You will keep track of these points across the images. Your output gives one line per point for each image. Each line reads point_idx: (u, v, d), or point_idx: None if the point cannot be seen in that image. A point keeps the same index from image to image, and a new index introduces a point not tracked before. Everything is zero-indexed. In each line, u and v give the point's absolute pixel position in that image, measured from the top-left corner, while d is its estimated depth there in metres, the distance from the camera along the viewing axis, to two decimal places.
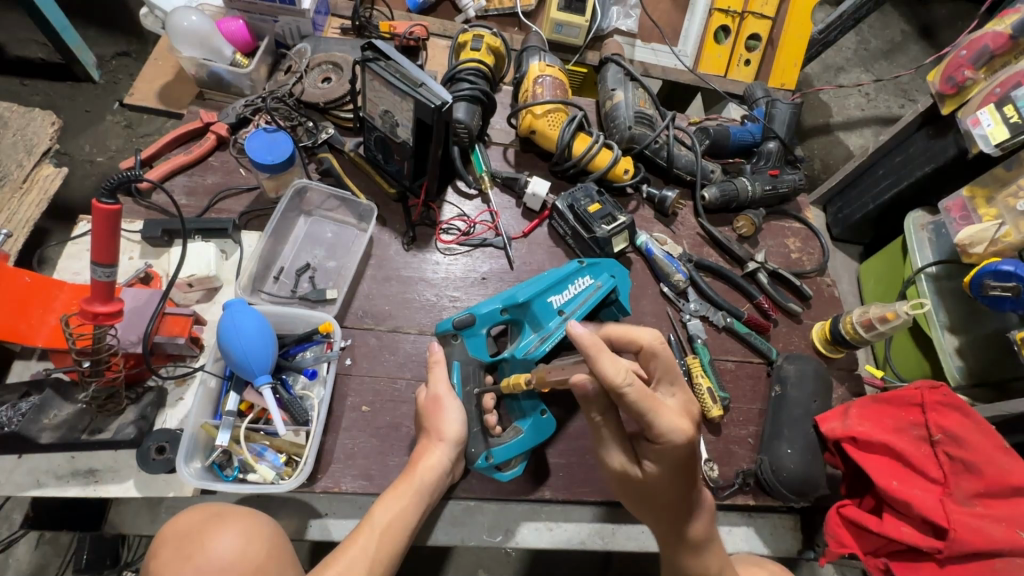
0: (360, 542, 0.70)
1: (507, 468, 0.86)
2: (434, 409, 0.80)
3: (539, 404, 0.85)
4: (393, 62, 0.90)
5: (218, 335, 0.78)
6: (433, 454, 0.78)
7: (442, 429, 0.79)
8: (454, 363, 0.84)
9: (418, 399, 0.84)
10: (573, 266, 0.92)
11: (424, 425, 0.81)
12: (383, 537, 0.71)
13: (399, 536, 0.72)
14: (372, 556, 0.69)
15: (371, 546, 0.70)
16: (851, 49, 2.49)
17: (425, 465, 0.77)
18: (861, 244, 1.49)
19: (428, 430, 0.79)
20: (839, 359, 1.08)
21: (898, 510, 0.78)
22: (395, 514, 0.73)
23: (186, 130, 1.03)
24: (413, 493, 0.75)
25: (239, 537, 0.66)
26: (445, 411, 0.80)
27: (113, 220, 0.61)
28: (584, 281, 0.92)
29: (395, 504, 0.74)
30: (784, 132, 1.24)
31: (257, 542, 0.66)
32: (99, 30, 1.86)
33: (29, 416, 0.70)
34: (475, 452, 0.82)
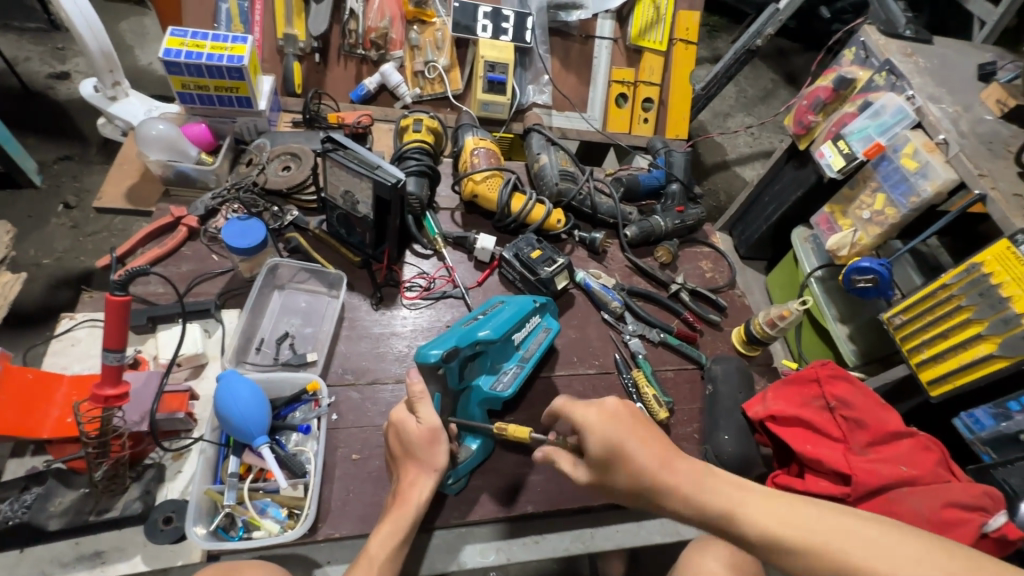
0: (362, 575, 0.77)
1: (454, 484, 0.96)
2: (426, 440, 0.85)
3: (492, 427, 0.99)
4: (350, 150, 1.05)
5: (215, 404, 0.86)
6: (422, 485, 0.84)
7: (435, 460, 0.85)
8: (435, 395, 0.91)
9: (403, 428, 0.87)
10: (529, 304, 1.06)
11: (414, 454, 0.85)
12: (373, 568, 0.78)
13: (395, 561, 0.80)
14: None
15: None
16: (734, 98, 2.93)
17: (410, 502, 0.83)
18: (765, 259, 1.77)
19: (413, 458, 0.85)
20: (757, 356, 1.28)
21: (816, 469, 0.94)
22: (390, 548, 0.80)
23: (157, 226, 1.11)
24: (399, 529, 0.81)
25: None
26: (439, 445, 0.86)
27: (123, 310, 0.70)
28: (535, 320, 1.09)
29: (386, 535, 0.81)
30: (683, 175, 1.51)
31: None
32: (39, 138, 1.91)
33: (36, 506, 0.74)
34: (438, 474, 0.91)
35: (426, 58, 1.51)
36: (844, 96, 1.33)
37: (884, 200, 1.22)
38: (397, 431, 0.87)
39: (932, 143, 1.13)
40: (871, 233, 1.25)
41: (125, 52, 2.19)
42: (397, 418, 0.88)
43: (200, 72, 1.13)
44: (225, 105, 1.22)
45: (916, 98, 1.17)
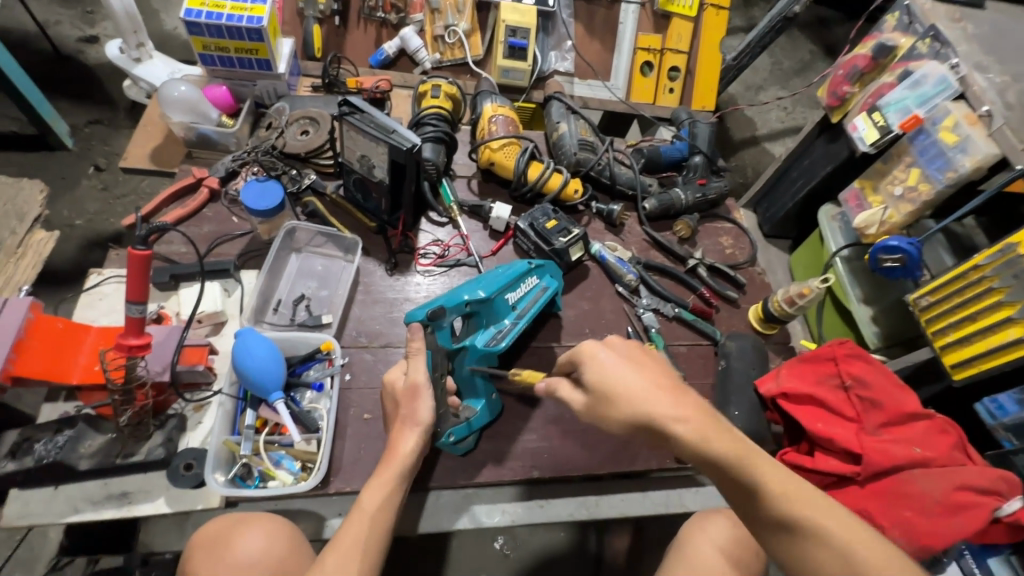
0: (354, 526, 0.77)
1: (461, 443, 0.98)
2: (411, 395, 0.88)
3: (492, 388, 0.99)
4: (367, 114, 1.05)
5: (233, 359, 0.88)
6: (408, 438, 0.86)
7: (418, 416, 0.87)
8: (427, 355, 0.90)
9: (394, 385, 0.91)
10: (524, 265, 1.05)
11: (400, 409, 0.88)
12: (373, 522, 0.78)
13: (387, 512, 0.80)
14: (370, 531, 0.78)
15: (367, 528, 0.77)
16: (767, 70, 2.81)
17: (401, 454, 0.85)
18: (789, 238, 1.73)
19: (409, 416, 0.87)
20: (774, 335, 1.25)
21: (825, 447, 0.93)
22: (385, 500, 0.81)
23: (180, 186, 1.14)
24: (391, 481, 0.82)
25: (262, 537, 0.77)
26: (422, 400, 0.87)
27: (144, 264, 0.73)
28: (532, 280, 1.07)
29: (382, 487, 0.82)
30: (707, 147, 1.45)
31: (278, 541, 0.77)
32: (70, 101, 1.95)
33: (67, 448, 0.79)
34: (442, 431, 0.92)
35: (446, 22, 1.48)
36: (883, 65, 1.27)
37: (917, 175, 1.16)
38: (388, 390, 0.91)
39: (975, 116, 1.07)
40: (902, 211, 1.21)
41: (151, 16, 2.21)
42: (392, 378, 0.92)
43: (221, 33, 1.14)
44: (244, 67, 1.23)
45: (960, 67, 1.09)
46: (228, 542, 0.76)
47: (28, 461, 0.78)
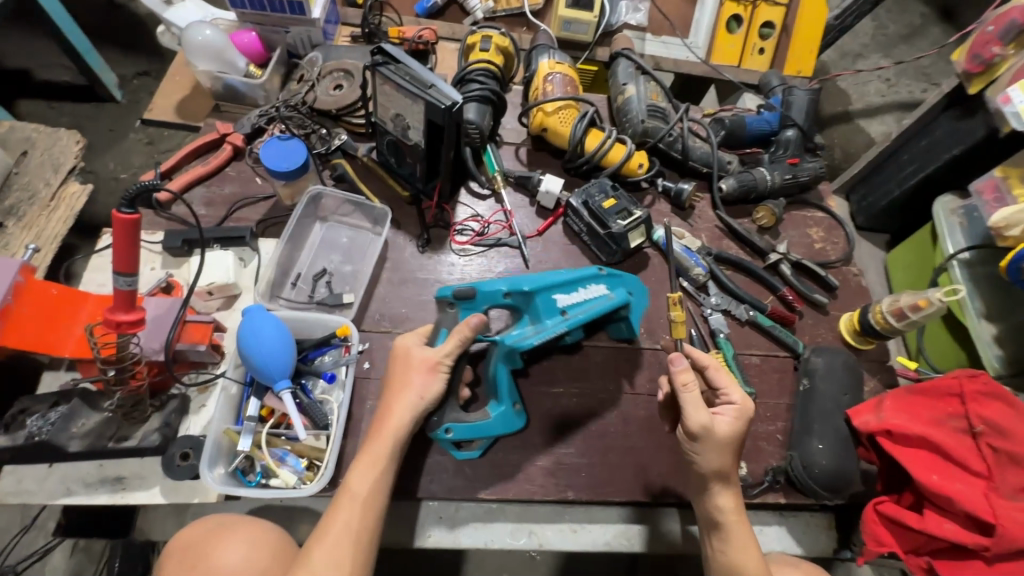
0: (343, 515, 0.69)
1: (466, 448, 0.86)
2: (417, 367, 0.77)
3: (515, 397, 0.84)
4: (403, 64, 0.90)
5: (238, 341, 0.79)
6: (404, 413, 0.75)
7: (418, 388, 0.76)
8: (442, 330, 0.81)
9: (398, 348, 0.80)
10: (590, 270, 0.83)
11: (400, 378, 0.78)
12: (364, 509, 0.70)
13: (380, 497, 0.72)
14: (359, 522, 0.69)
15: (356, 518, 0.69)
16: (870, 34, 2.44)
17: (387, 434, 0.74)
18: (888, 232, 1.49)
19: (404, 385, 0.77)
20: (869, 351, 1.05)
21: (940, 506, 0.74)
22: (376, 482, 0.72)
23: (202, 142, 1.04)
24: (380, 464, 0.72)
25: (245, 546, 0.70)
26: (418, 372, 0.77)
27: (133, 229, 0.63)
28: (598, 289, 0.83)
29: (375, 466, 0.73)
30: (803, 119, 1.20)
31: (261, 548, 0.71)
32: (121, 51, 1.92)
33: (59, 425, 0.72)
34: (436, 424, 0.81)
35: None
36: None
37: None
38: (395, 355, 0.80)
39: None
40: None
41: None
42: (405, 344, 0.80)
43: None
44: (276, 10, 1.10)
45: None
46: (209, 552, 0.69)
47: (19, 436, 0.72)
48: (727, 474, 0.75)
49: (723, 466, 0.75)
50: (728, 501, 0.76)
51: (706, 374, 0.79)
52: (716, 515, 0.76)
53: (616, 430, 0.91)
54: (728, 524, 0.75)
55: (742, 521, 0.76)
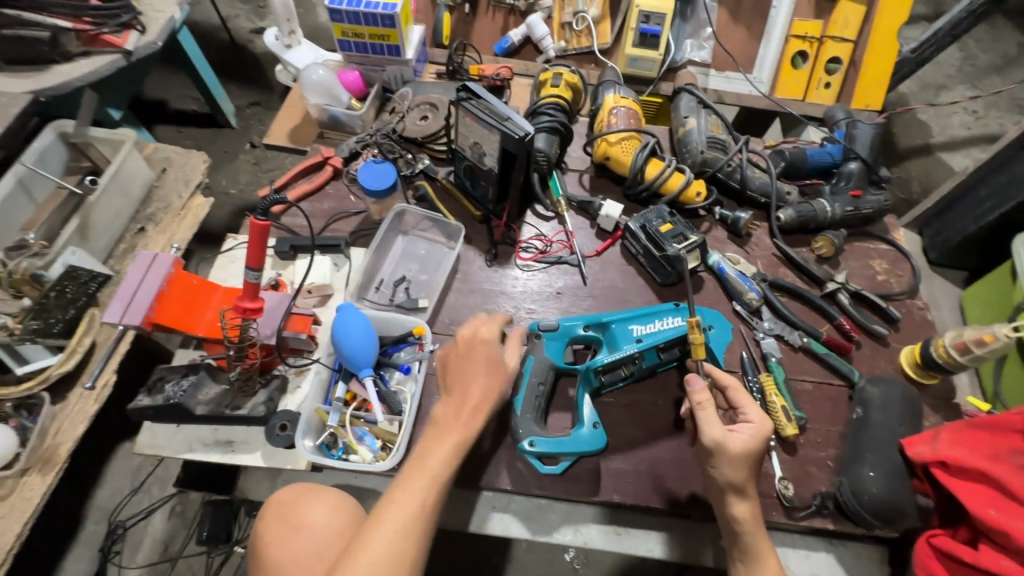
0: (417, 483, 0.72)
1: (548, 462, 0.92)
2: (489, 354, 0.82)
3: (596, 416, 0.91)
4: (483, 100, 1.03)
5: (333, 334, 0.92)
6: (470, 409, 0.78)
7: (478, 386, 0.80)
8: (528, 356, 0.94)
9: (461, 343, 0.84)
10: (667, 306, 0.98)
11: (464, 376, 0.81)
12: (434, 485, 0.73)
13: (450, 474, 0.74)
14: (435, 492, 0.72)
15: (432, 490, 0.72)
16: (955, 66, 2.37)
17: (472, 411, 0.78)
18: (966, 269, 1.45)
19: (464, 377, 0.81)
20: (933, 386, 1.03)
21: (996, 542, 0.73)
22: (449, 459, 0.75)
23: (309, 163, 1.22)
24: (464, 437, 0.76)
25: (328, 509, 0.80)
26: (474, 368, 0.81)
27: (263, 234, 0.77)
28: (675, 321, 0.96)
29: (457, 435, 0.76)
30: (866, 153, 1.23)
31: (341, 511, 0.80)
32: (238, 85, 2.22)
33: (189, 392, 0.88)
34: (522, 434, 0.89)
35: (576, 9, 1.41)
36: None
37: None
38: (457, 350, 0.84)
39: None
40: None
41: None
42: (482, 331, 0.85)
43: (358, 19, 1.19)
44: (376, 53, 1.27)
45: None
46: (297, 510, 0.80)
47: (159, 398, 0.87)
48: (744, 488, 0.79)
49: (738, 479, 0.78)
50: (746, 512, 0.79)
51: (726, 393, 0.84)
52: (735, 527, 0.79)
53: (662, 442, 0.96)
54: (747, 536, 0.79)
55: (761, 533, 0.79)
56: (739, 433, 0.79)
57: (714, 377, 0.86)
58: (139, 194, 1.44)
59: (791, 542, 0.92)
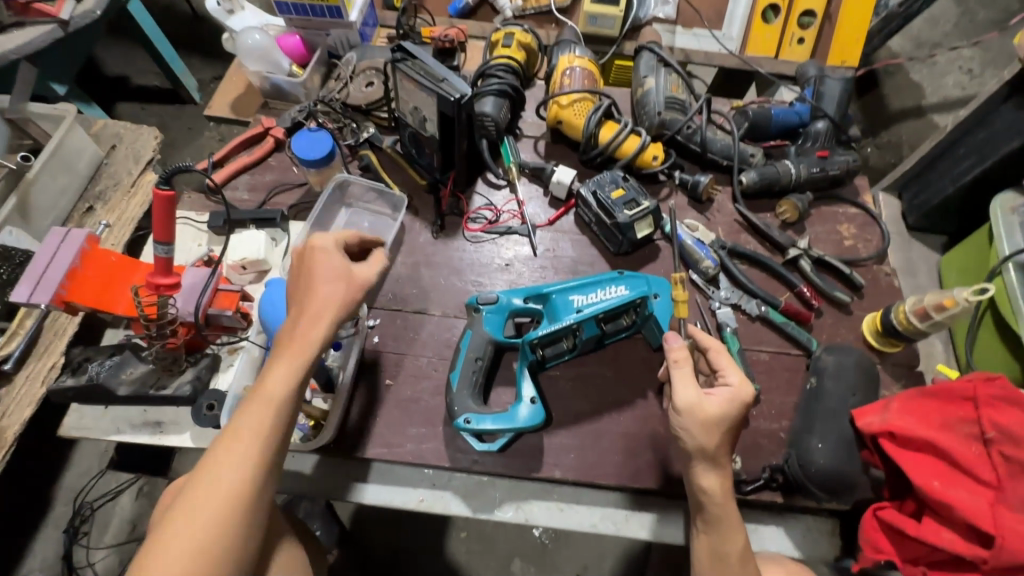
0: (247, 408, 0.66)
1: (487, 439, 0.89)
2: (325, 275, 0.73)
3: (533, 391, 0.87)
4: (419, 61, 0.97)
5: (261, 311, 0.89)
6: (315, 323, 0.71)
7: (320, 290, 0.72)
8: (467, 331, 0.91)
9: (298, 256, 0.77)
10: (609, 273, 0.93)
11: (309, 288, 0.73)
12: (273, 409, 0.67)
13: (292, 397, 0.68)
14: (283, 398, 0.67)
15: (263, 429, 0.65)
16: (952, 22, 2.24)
17: (310, 338, 0.70)
18: (946, 234, 1.38)
19: (310, 280, 0.73)
20: (896, 355, 0.99)
21: (938, 513, 0.71)
22: (290, 381, 0.68)
23: (249, 134, 1.16)
24: (297, 366, 0.69)
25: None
26: (319, 271, 0.74)
27: (169, 205, 0.73)
28: (619, 291, 0.91)
29: (314, 340, 0.70)
30: (835, 111, 1.16)
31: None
32: (201, 58, 2.15)
33: (111, 371, 0.85)
34: (457, 411, 0.86)
35: None
36: None
37: None
38: (308, 256, 0.76)
39: None
40: None
41: None
42: (318, 245, 0.76)
43: None
44: (318, 16, 1.19)
45: None
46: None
47: (82, 379, 0.85)
48: (716, 454, 0.74)
49: (710, 445, 0.74)
50: (715, 483, 0.75)
51: (707, 356, 0.81)
52: (704, 498, 0.75)
53: (609, 416, 0.93)
54: (716, 508, 0.74)
55: (730, 506, 0.74)
56: (714, 399, 0.75)
57: (695, 339, 0.84)
58: (87, 171, 1.39)
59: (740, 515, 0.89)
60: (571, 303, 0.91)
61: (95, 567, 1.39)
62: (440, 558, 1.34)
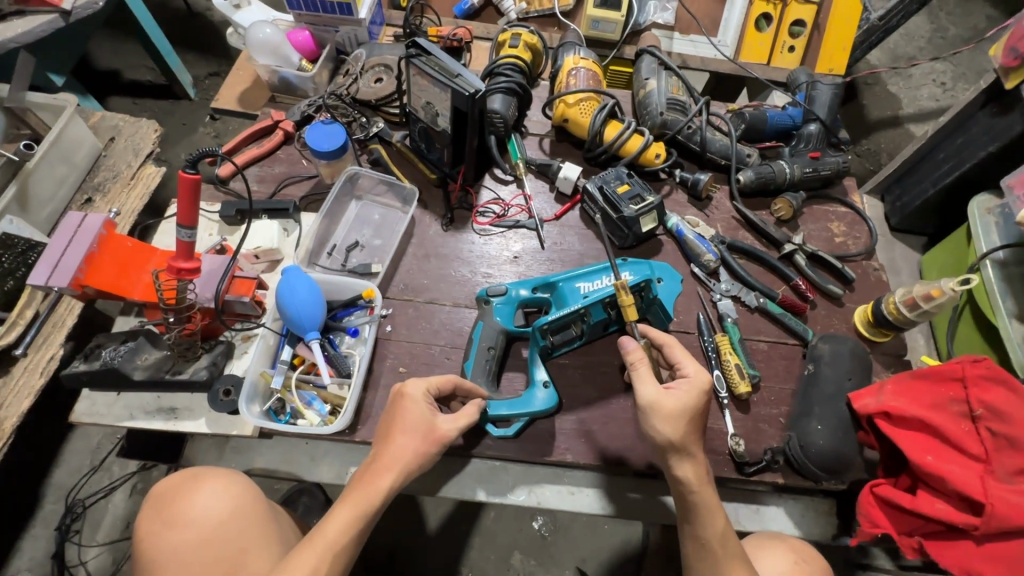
0: (306, 556, 0.66)
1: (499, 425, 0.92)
2: (412, 416, 0.75)
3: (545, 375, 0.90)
4: (434, 57, 0.99)
5: (278, 297, 0.89)
6: (392, 468, 0.72)
7: (406, 426, 0.74)
8: (478, 322, 0.94)
9: (395, 391, 0.78)
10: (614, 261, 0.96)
11: (396, 425, 0.75)
12: (330, 556, 0.67)
13: (351, 551, 0.69)
14: (345, 544, 0.68)
15: (322, 565, 0.66)
16: (926, 37, 2.36)
17: (378, 487, 0.71)
18: (926, 234, 1.46)
19: (392, 437, 0.74)
20: (885, 344, 1.04)
21: (933, 487, 0.76)
22: (348, 529, 0.69)
23: (258, 127, 1.17)
24: (359, 512, 0.69)
25: (216, 493, 0.81)
26: (409, 412, 0.75)
27: (194, 188, 0.73)
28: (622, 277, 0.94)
29: (387, 480, 0.71)
30: (826, 115, 1.23)
31: (227, 496, 0.80)
32: (196, 54, 2.13)
33: (126, 356, 0.85)
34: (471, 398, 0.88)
35: None
36: None
37: None
38: (400, 402, 0.77)
39: None
40: None
41: None
42: (408, 391, 0.77)
43: None
44: (327, 12, 1.22)
45: None
46: (178, 501, 0.80)
47: (95, 364, 0.85)
48: (684, 446, 0.74)
49: (677, 437, 0.74)
50: (690, 472, 0.75)
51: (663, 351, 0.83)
52: (682, 488, 0.75)
53: (618, 402, 0.96)
54: (694, 496, 0.75)
55: (707, 492, 0.75)
56: (675, 392, 0.76)
57: (649, 337, 0.85)
58: (85, 163, 1.38)
59: (742, 497, 0.93)
60: (577, 290, 0.94)
61: (87, 566, 1.36)
62: (441, 552, 1.34)
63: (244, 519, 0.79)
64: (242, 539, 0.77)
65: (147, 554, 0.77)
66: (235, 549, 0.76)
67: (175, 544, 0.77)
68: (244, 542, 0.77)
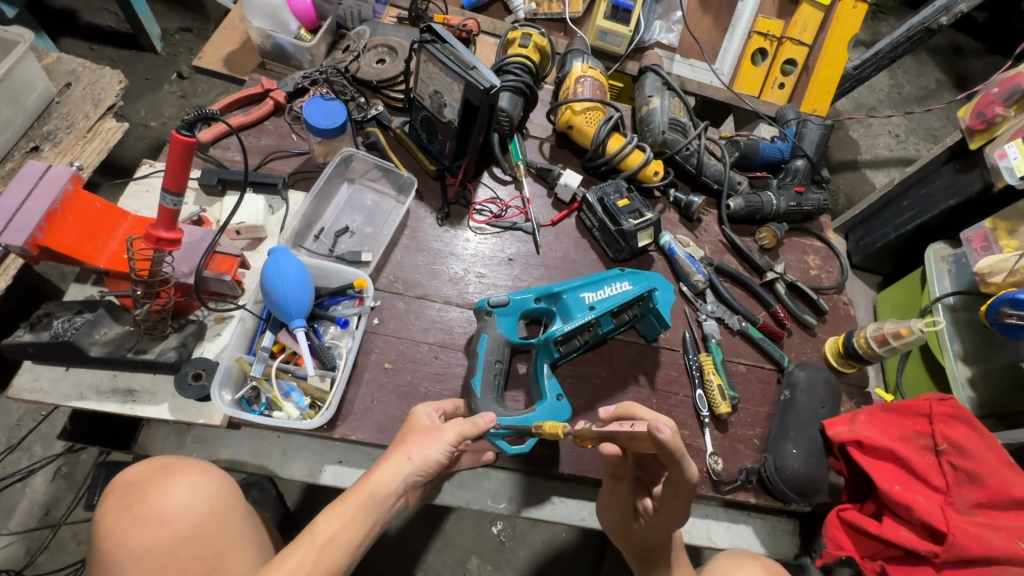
0: (297, 555, 0.61)
1: (515, 443, 0.87)
2: (423, 432, 0.72)
3: (558, 389, 0.89)
4: (449, 45, 0.95)
5: (262, 277, 0.83)
6: (397, 469, 0.67)
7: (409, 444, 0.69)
8: (483, 336, 0.90)
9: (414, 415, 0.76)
10: (613, 270, 0.95)
11: (406, 437, 0.72)
12: (323, 556, 0.61)
13: (343, 554, 0.63)
14: (346, 544, 0.63)
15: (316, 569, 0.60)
16: (885, 91, 2.53)
17: (381, 482, 0.66)
18: (881, 274, 1.57)
19: (399, 444, 0.70)
20: (850, 375, 1.10)
21: (898, 515, 0.81)
22: (341, 529, 0.63)
23: (246, 93, 1.09)
24: (362, 509, 0.65)
25: (188, 489, 0.73)
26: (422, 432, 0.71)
27: (188, 151, 0.66)
28: (620, 286, 0.94)
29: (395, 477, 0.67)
30: (812, 152, 1.30)
31: (205, 492, 0.74)
32: (167, 6, 1.97)
33: (83, 329, 0.76)
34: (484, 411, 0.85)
35: None
36: None
37: None
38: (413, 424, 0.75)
39: None
40: None
41: None
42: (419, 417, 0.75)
43: None
44: None
45: None
46: (149, 494, 0.72)
47: (44, 335, 0.75)
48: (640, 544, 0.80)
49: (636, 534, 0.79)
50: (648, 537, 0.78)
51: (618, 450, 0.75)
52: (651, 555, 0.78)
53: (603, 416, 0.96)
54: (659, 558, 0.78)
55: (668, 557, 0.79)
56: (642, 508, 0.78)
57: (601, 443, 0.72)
58: (34, 107, 1.23)
59: (716, 514, 0.96)
60: (582, 302, 0.92)
61: None
62: (398, 555, 1.30)
63: (223, 517, 0.73)
64: (221, 539, 0.72)
65: (107, 553, 0.69)
66: (214, 550, 0.70)
67: (144, 543, 0.69)
68: (223, 544, 0.71)
